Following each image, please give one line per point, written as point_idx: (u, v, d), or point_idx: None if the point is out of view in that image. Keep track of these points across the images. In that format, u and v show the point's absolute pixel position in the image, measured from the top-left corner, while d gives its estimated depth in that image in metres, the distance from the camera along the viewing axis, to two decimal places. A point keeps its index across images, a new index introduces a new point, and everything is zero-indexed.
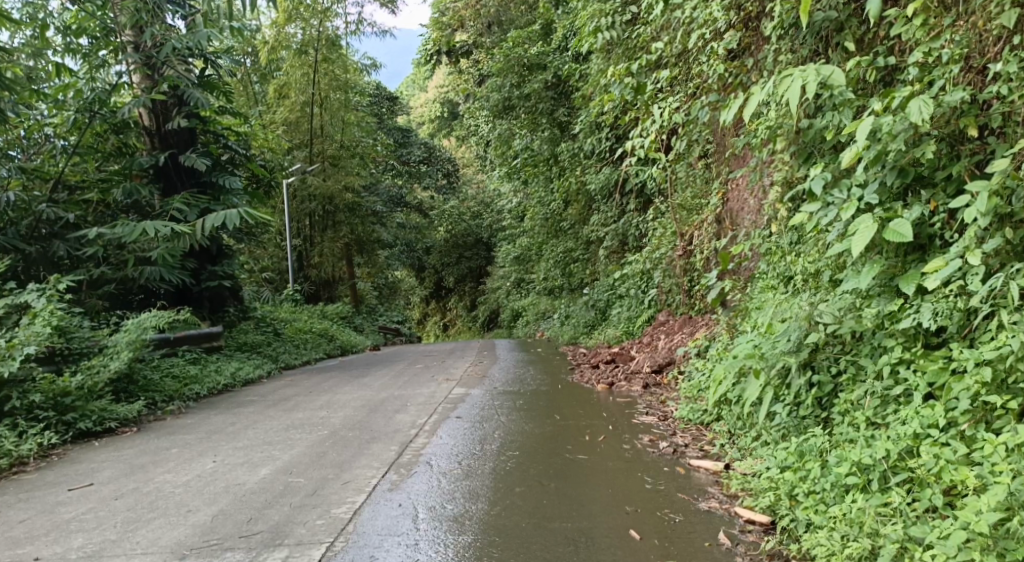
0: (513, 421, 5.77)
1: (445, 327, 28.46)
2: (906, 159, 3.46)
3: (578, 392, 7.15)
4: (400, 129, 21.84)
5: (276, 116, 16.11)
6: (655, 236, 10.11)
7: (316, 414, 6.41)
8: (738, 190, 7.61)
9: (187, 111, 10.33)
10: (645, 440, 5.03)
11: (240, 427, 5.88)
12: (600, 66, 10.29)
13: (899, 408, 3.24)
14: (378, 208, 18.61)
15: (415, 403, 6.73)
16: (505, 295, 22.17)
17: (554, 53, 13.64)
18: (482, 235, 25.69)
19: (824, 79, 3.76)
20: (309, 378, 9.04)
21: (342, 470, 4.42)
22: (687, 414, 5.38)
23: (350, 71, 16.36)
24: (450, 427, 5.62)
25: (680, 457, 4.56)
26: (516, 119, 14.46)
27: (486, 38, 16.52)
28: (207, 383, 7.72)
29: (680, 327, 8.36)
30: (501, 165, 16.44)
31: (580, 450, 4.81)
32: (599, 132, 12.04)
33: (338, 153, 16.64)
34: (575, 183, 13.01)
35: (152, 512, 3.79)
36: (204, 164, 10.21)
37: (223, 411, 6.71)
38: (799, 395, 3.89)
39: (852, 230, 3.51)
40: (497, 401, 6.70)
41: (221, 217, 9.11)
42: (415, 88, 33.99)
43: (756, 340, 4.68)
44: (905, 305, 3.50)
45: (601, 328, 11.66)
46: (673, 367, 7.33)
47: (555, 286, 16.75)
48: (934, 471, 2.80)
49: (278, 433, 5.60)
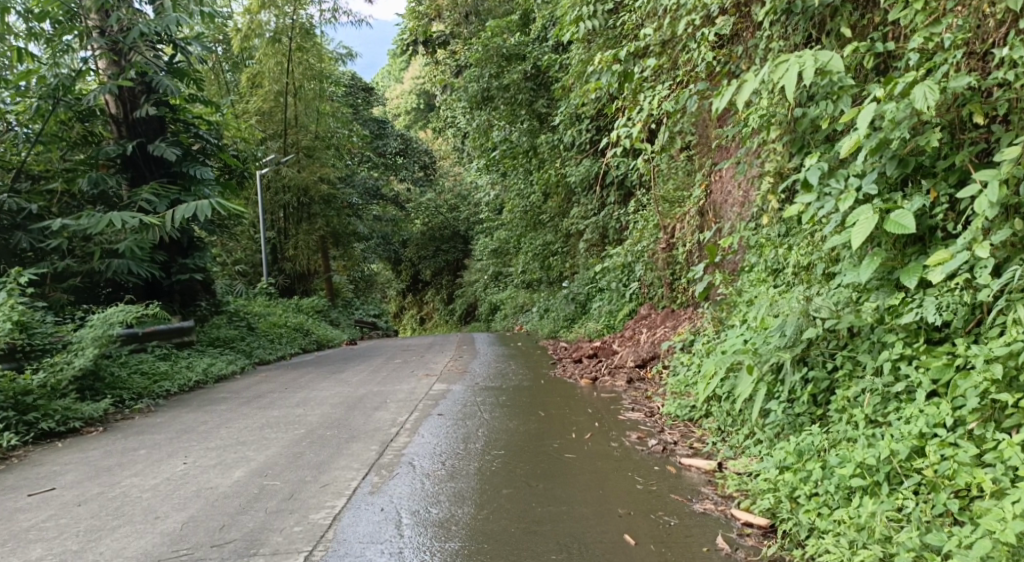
0: (496, 418, 5.62)
1: (422, 320, 28.08)
2: (908, 147, 3.35)
3: (560, 387, 7.02)
4: (376, 120, 21.50)
5: (249, 105, 15.71)
6: (636, 229, 10.00)
7: (292, 411, 6.20)
8: (722, 182, 7.55)
9: (156, 99, 9.97)
10: (633, 438, 4.90)
11: (212, 426, 5.65)
12: (581, 57, 10.13)
13: (901, 405, 3.14)
14: (354, 200, 18.30)
15: (394, 400, 6.55)
16: (482, 289, 21.96)
17: (532, 44, 13.51)
18: (459, 228, 25.43)
19: (821, 65, 3.64)
20: (285, 374, 8.80)
21: (321, 472, 4.23)
22: (675, 411, 5.27)
23: (324, 61, 16.03)
24: (432, 425, 5.44)
25: (670, 456, 4.44)
26: (495, 110, 14.25)
27: (464, 28, 16.29)
28: (178, 380, 7.47)
29: (663, 321, 8.26)
30: (479, 157, 16.22)
31: (567, 449, 4.67)
32: (579, 123, 11.89)
33: (313, 144, 16.32)
34: (554, 176, 12.84)
35: (118, 520, 3.58)
36: (174, 154, 9.82)
37: (194, 409, 6.46)
38: (793, 391, 3.79)
39: (850, 222, 3.40)
40: (479, 397, 6.54)
41: (192, 208, 8.84)
42: (390, 79, 33.62)
43: (748, 335, 4.57)
44: (906, 300, 3.40)
45: (581, 321, 11.52)
46: (658, 361, 7.22)
47: (533, 279, 16.62)
48: (947, 473, 2.70)
49: (252, 433, 5.39)
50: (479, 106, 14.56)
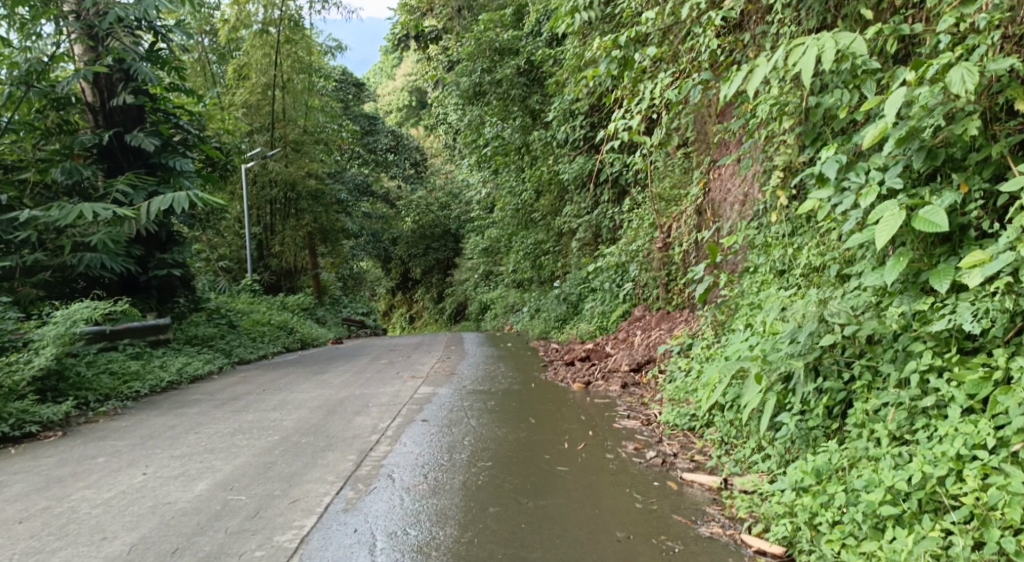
0: (484, 425, 5.28)
1: (412, 319, 27.63)
2: (939, 137, 3.06)
3: (552, 392, 6.69)
4: (366, 116, 21.13)
5: (235, 98, 15.31)
6: (630, 228, 9.71)
7: (268, 415, 5.84)
8: (721, 179, 7.27)
9: (134, 87, 9.55)
10: (630, 449, 4.58)
11: (180, 432, 5.30)
12: (577, 51, 9.83)
13: (931, 422, 2.86)
14: (343, 196, 17.91)
15: (377, 403, 6.21)
16: (472, 288, 21.59)
17: (526, 38, 13.21)
18: (450, 226, 25.03)
19: (840, 47, 3.33)
20: (265, 374, 8.44)
21: (292, 486, 3.89)
22: (674, 419, 4.97)
23: (313, 53, 15.69)
24: (415, 432, 5.11)
25: (670, 469, 4.14)
26: (487, 105, 13.92)
27: (456, 22, 15.95)
28: (149, 381, 7.10)
29: (658, 323, 7.96)
30: (470, 154, 15.90)
31: (559, 461, 4.34)
32: (573, 119, 11.59)
33: (301, 138, 15.74)
34: (547, 173, 12.53)
35: (59, 541, 3.24)
36: (152, 144, 9.41)
37: (163, 412, 6.09)
38: (807, 403, 3.49)
39: (874, 219, 3.10)
40: (467, 402, 6.20)
41: (168, 200, 8.46)
42: (382, 76, 33.26)
43: (755, 340, 4.26)
44: (934, 305, 3.10)
45: (573, 323, 11.19)
46: (654, 365, 6.89)
47: (525, 279, 16.32)
48: (1000, 505, 2.40)
49: (222, 439, 5.03)
50: (470, 101, 14.23)
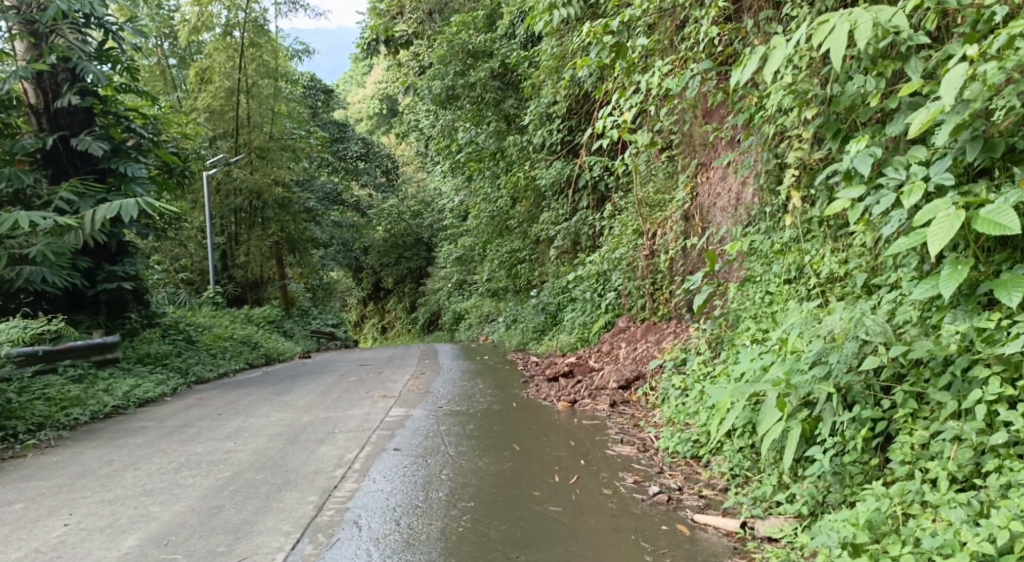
0: (462, 455, 4.73)
1: (384, 329, 26.80)
2: (1001, 125, 2.64)
3: (535, 412, 6.15)
4: (335, 123, 20.51)
5: (197, 101, 14.57)
6: (613, 234, 9.22)
7: (221, 446, 5.22)
8: (711, 182, 6.85)
9: (81, 87, 8.84)
10: (629, 483, 4.07)
11: (117, 469, 4.67)
12: (557, 52, 9.38)
13: (1008, 464, 2.50)
14: (312, 204, 17.21)
15: (344, 429, 5.63)
16: (446, 298, 20.96)
17: (500, 40, 12.77)
18: (422, 235, 24.41)
19: (879, 20, 2.89)
20: (223, 395, 7.79)
21: (238, 539, 3.38)
22: (674, 446, 4.48)
23: (280, 57, 15.06)
24: (386, 464, 4.54)
25: (677, 509, 3.63)
26: (460, 110, 13.41)
27: (428, 26, 15.40)
28: (91, 407, 6.44)
29: (643, 335, 7.46)
30: (443, 161, 15.34)
31: (549, 500, 3.83)
32: (551, 123, 11.14)
33: (267, 144, 15.04)
34: (523, 179, 12.05)
35: None
36: (99, 148, 8.72)
37: (103, 443, 5.45)
38: (843, 434, 3.04)
39: (923, 219, 2.68)
40: (443, 426, 5.63)
41: (115, 207, 7.84)
42: (351, 84, 32.65)
43: (772, 359, 3.78)
44: (1000, 323, 2.74)
45: (552, 333, 10.67)
46: (643, 382, 6.37)
47: (500, 287, 15.83)
48: None
49: (164, 478, 4.42)
50: (443, 106, 13.69)
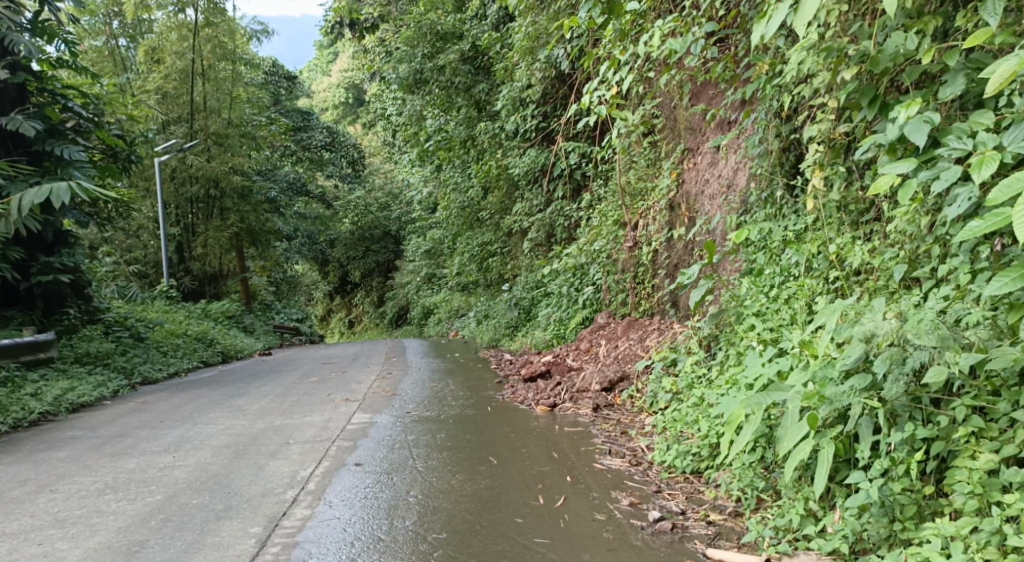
0: (432, 472, 4.15)
1: (351, 324, 25.96)
2: None
3: (512, 418, 5.59)
4: (299, 111, 19.73)
5: (148, 82, 13.64)
6: (592, 225, 8.70)
7: (157, 461, 4.54)
8: (698, 169, 6.32)
9: (11, 61, 8.01)
10: (624, 506, 3.54)
11: (29, 491, 3.98)
12: (532, 32, 8.79)
13: None
14: (273, 195, 16.43)
15: (299, 439, 5.01)
16: (415, 291, 20.29)
17: (471, 22, 12.14)
18: (390, 227, 23.66)
19: None
20: (169, 398, 7.09)
21: None
22: (673, 460, 3.98)
23: (237, 38, 14.25)
24: (345, 484, 3.95)
25: (683, 540, 3.11)
26: (428, 96, 12.72)
27: (393, 8, 14.70)
28: (12, 415, 5.70)
29: (625, 331, 6.94)
30: (411, 149, 14.70)
31: (533, 530, 3.30)
32: (524, 108, 10.56)
33: (225, 130, 14.23)
34: (495, 168, 11.50)
35: None
36: (33, 128, 7.89)
37: (21, 458, 4.74)
38: (890, 457, 2.57)
39: (1000, 200, 2.26)
40: (409, 436, 5.04)
41: (44, 191, 6.97)
42: (316, 72, 31.66)
43: (791, 363, 3.28)
44: None
45: (526, 329, 10.13)
46: (628, 383, 5.84)
47: (470, 281, 15.26)
48: None
49: (84, 502, 3.76)
50: (411, 91, 13.01)
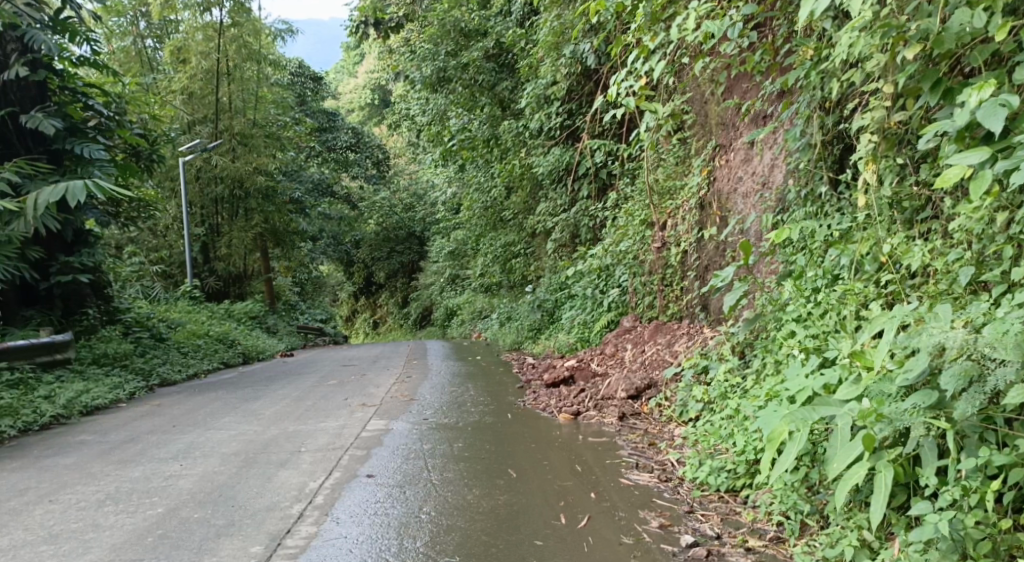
0: (447, 486, 3.90)
1: (375, 324, 25.89)
2: None
3: (533, 426, 5.32)
4: (324, 111, 19.64)
5: (173, 83, 13.60)
6: (617, 225, 8.41)
7: (163, 469, 4.35)
8: (729, 166, 5.99)
9: (31, 58, 7.91)
10: (653, 527, 3.26)
11: (27, 502, 3.80)
12: (558, 26, 8.53)
13: None
14: (297, 195, 16.36)
15: (312, 447, 4.80)
16: (438, 293, 20.15)
17: (496, 18, 11.89)
18: (415, 228, 23.51)
19: None
20: (184, 401, 6.93)
21: None
22: (706, 476, 3.69)
23: (262, 39, 14.14)
24: (356, 497, 3.72)
25: None
26: (452, 94, 12.48)
27: (418, 7, 14.49)
28: (21, 418, 5.57)
29: (652, 335, 6.63)
30: (435, 149, 14.51)
31: (554, 554, 3.03)
32: (549, 106, 10.28)
33: (249, 131, 14.14)
34: (519, 167, 11.25)
35: None
36: (53, 126, 7.76)
37: (25, 464, 4.57)
38: (963, 486, 2.27)
39: None
40: (426, 445, 4.80)
41: (59, 190, 6.85)
42: (342, 73, 31.65)
43: (840, 375, 2.97)
44: None
45: (549, 332, 9.87)
46: (656, 391, 5.55)
47: (493, 282, 15.04)
48: None
49: (81, 515, 3.57)
50: (435, 90, 12.80)
